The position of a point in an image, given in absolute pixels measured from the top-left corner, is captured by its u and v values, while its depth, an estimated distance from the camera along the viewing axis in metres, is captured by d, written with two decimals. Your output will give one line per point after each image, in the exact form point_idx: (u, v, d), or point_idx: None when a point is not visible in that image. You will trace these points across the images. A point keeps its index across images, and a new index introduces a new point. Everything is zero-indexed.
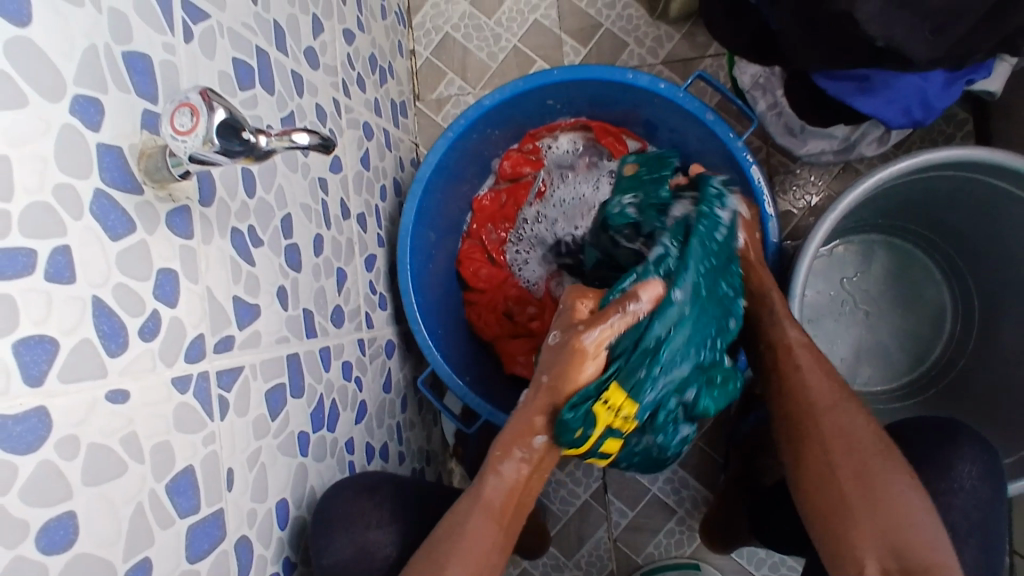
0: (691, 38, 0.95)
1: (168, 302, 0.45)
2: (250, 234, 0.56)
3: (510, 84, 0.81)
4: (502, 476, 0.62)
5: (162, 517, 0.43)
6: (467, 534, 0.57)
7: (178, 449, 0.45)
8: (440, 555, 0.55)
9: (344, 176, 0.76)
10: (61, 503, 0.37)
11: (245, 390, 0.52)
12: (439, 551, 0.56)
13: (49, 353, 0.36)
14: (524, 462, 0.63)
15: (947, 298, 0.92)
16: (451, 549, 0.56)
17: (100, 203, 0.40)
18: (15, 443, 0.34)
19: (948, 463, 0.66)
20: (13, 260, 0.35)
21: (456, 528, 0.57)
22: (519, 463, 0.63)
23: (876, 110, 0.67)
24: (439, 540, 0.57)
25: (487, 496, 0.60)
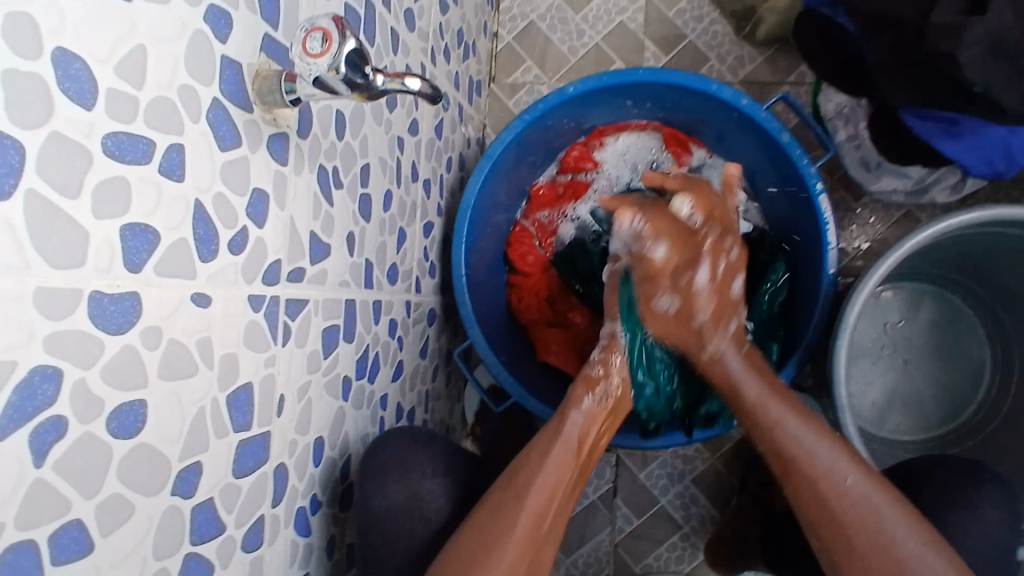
0: (773, 63, 0.95)
1: (258, 223, 0.46)
2: (334, 175, 0.57)
3: (595, 77, 0.82)
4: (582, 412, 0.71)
5: (220, 427, 0.44)
6: (542, 479, 0.65)
7: (243, 365, 0.45)
8: (513, 498, 0.63)
9: (418, 140, 0.77)
10: (135, 390, 0.37)
11: (306, 323, 0.53)
12: (509, 497, 0.64)
13: (150, 244, 0.37)
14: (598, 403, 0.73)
15: (988, 357, 0.91)
16: (522, 493, 0.64)
17: (215, 112, 0.41)
18: (108, 323, 0.34)
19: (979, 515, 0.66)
20: (135, 147, 0.36)
21: (527, 473, 0.66)
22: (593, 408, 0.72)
23: (957, 155, 0.67)
24: (509, 485, 0.65)
25: (567, 431, 0.69)
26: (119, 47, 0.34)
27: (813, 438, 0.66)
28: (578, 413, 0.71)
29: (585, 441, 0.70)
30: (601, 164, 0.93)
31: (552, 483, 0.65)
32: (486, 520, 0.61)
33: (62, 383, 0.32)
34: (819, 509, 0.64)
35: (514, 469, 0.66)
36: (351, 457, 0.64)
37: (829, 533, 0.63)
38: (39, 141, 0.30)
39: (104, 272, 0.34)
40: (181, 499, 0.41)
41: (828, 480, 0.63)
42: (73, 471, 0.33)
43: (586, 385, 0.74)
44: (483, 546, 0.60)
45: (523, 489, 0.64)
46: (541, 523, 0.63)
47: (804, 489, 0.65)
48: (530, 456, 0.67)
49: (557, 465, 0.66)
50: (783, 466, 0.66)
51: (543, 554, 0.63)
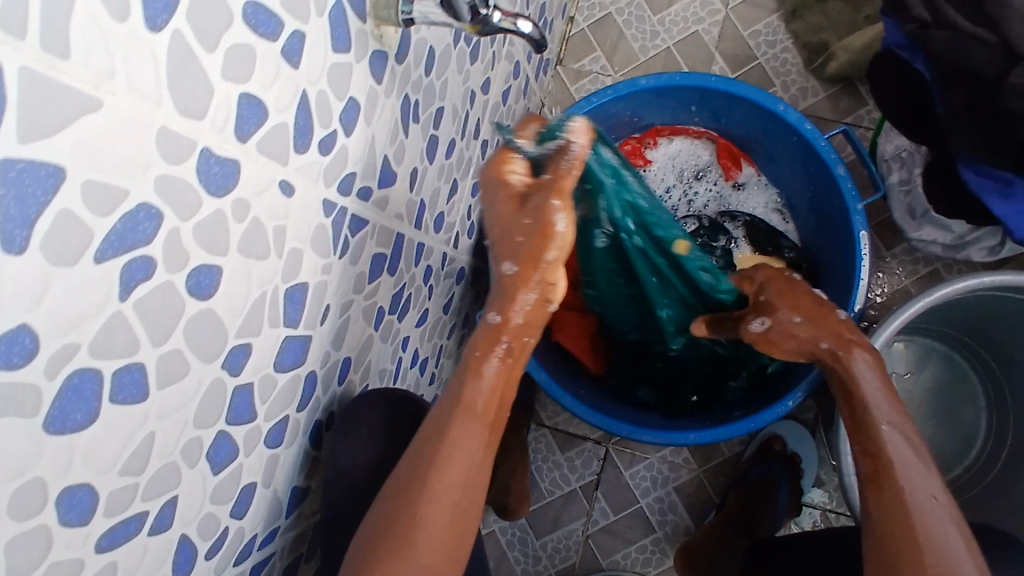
0: (834, 100, 0.97)
1: (346, 130, 0.47)
2: (414, 108, 0.58)
3: (666, 75, 0.83)
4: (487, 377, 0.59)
5: (274, 318, 0.44)
6: (451, 458, 0.57)
7: (305, 263, 0.46)
8: (421, 485, 0.56)
9: (487, 100, 0.78)
10: (216, 255, 0.37)
11: (362, 243, 0.54)
12: (419, 481, 0.56)
13: (259, 117, 0.38)
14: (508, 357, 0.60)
15: (983, 426, 0.94)
16: (434, 475, 0.56)
17: (336, 12, 0.42)
18: (210, 183, 0.35)
19: None
20: (267, 22, 0.36)
21: (440, 448, 0.57)
22: (501, 361, 0.60)
23: (1007, 217, 0.69)
24: (421, 457, 0.57)
25: (469, 400, 0.59)
26: None
27: (916, 459, 0.60)
28: (472, 385, 0.59)
29: (489, 401, 0.59)
30: (651, 162, 0.95)
31: (468, 457, 0.58)
32: (401, 500, 0.56)
33: (161, 227, 0.33)
34: (896, 522, 0.57)
35: (419, 449, 0.58)
36: (367, 387, 0.65)
37: (890, 537, 0.57)
38: None
39: (218, 132, 0.35)
40: (227, 374, 0.42)
41: (911, 491, 0.58)
42: (149, 314, 0.34)
43: (483, 344, 0.59)
44: (395, 527, 0.55)
45: (427, 474, 0.56)
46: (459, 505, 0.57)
47: (894, 479, 0.59)
48: (431, 436, 0.58)
49: (459, 445, 0.57)
50: (873, 470, 0.61)
51: (462, 520, 0.58)
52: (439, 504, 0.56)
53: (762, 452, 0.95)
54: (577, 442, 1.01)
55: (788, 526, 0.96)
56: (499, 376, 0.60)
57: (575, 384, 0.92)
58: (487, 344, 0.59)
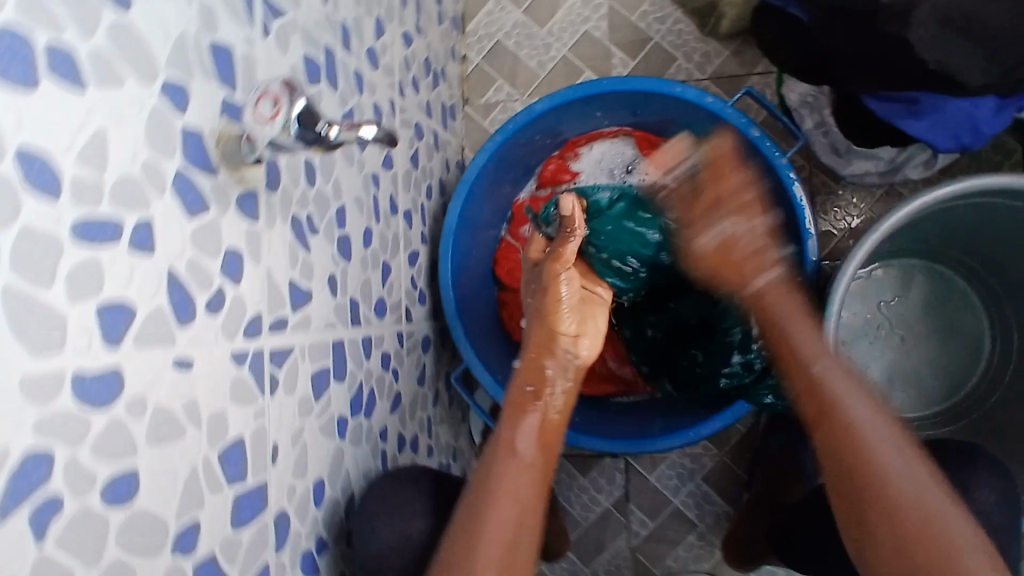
0: (739, 55, 0.96)
1: (233, 280, 0.47)
2: (308, 222, 0.58)
3: (561, 93, 0.84)
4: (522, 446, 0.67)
5: (213, 483, 0.45)
6: (495, 507, 0.61)
7: (232, 419, 0.47)
8: (469, 541, 0.59)
9: (395, 174, 0.78)
10: (125, 460, 0.38)
11: (293, 371, 0.55)
12: (466, 539, 0.59)
13: (127, 318, 0.38)
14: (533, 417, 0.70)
15: (986, 328, 0.91)
16: (479, 527, 0.60)
17: (181, 181, 0.43)
18: (93, 399, 0.36)
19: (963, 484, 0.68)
20: (104, 228, 0.37)
21: (484, 501, 0.62)
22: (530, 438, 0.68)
23: (924, 134, 0.68)
24: (468, 513, 0.61)
25: (514, 459, 0.65)
26: (82, 134, 0.36)
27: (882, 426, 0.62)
28: (506, 454, 0.66)
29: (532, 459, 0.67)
30: (578, 174, 0.94)
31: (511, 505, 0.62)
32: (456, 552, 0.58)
33: (54, 464, 0.34)
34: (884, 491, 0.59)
35: (472, 496, 0.62)
36: (355, 493, 0.65)
37: (864, 504, 0.59)
38: (11, 236, 0.32)
39: (84, 352, 0.35)
40: (182, 557, 0.42)
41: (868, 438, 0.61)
42: (74, 544, 0.35)
43: (512, 417, 0.70)
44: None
45: (477, 528, 0.59)
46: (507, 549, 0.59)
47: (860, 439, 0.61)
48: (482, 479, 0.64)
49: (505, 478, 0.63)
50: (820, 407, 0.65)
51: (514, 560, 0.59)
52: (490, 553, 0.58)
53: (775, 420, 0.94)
54: (596, 461, 1.00)
55: None
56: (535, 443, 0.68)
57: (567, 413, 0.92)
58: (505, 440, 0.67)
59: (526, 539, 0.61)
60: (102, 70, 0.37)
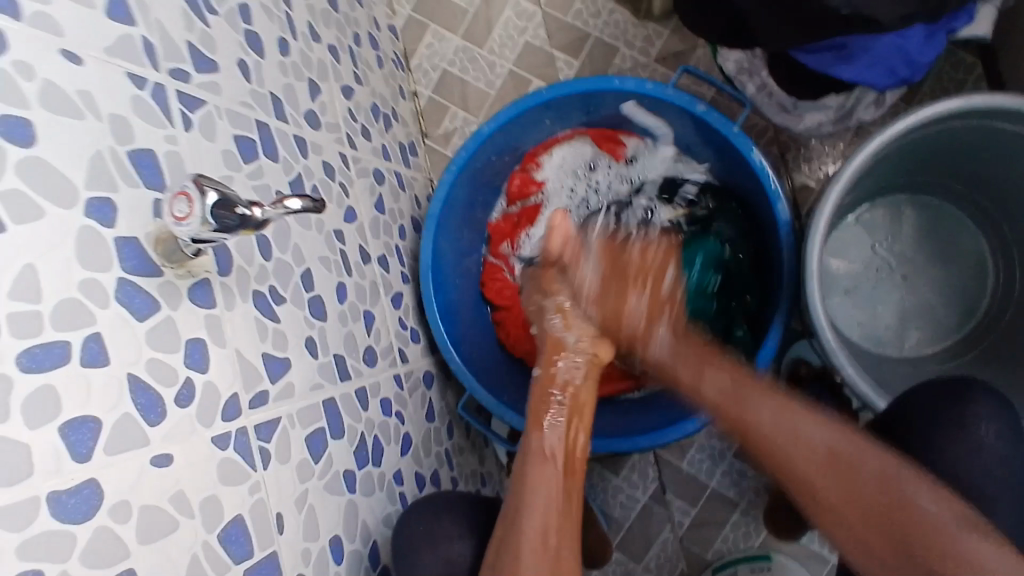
0: (679, 32, 0.96)
1: (199, 368, 0.49)
2: (272, 294, 0.60)
3: (503, 110, 0.85)
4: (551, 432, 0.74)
5: (217, 565, 0.47)
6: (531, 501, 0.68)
7: (226, 501, 0.49)
8: (509, 542, 0.65)
9: (360, 224, 0.80)
10: (117, 563, 0.41)
11: (284, 439, 0.56)
12: (507, 541, 0.66)
13: (93, 430, 0.40)
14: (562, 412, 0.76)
15: (986, 247, 0.89)
16: (517, 528, 0.66)
17: (124, 290, 0.45)
18: (72, 514, 0.39)
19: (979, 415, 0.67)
20: (51, 353, 0.39)
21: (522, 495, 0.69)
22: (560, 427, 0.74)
23: (859, 77, 0.66)
24: (508, 515, 0.68)
25: (537, 445, 0.73)
26: (11, 274, 0.38)
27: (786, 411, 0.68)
28: (538, 443, 0.73)
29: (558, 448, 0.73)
30: (544, 183, 0.95)
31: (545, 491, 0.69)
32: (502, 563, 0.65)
33: None
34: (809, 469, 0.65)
35: (509, 507, 0.69)
36: (377, 541, 0.67)
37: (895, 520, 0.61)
38: None
39: (54, 473, 0.38)
40: None
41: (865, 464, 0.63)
42: None
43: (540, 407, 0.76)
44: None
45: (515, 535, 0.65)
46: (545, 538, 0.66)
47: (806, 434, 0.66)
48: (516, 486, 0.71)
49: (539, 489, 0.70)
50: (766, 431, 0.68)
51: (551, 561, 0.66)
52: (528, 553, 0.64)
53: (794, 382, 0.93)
54: (625, 458, 1.00)
55: None
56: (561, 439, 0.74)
57: None
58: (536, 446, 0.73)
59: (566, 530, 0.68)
60: (18, 208, 0.39)
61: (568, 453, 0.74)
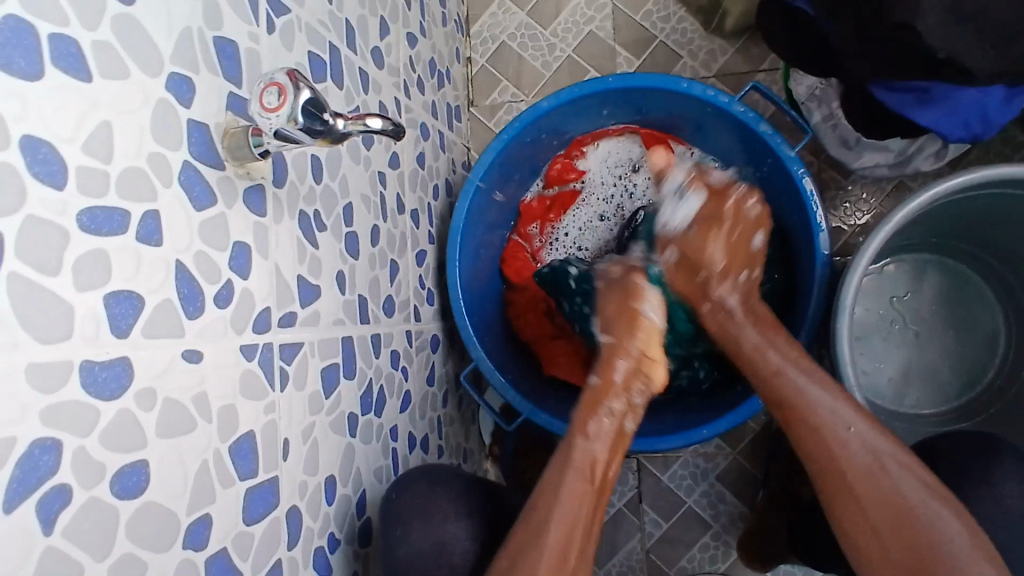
0: (745, 52, 0.96)
1: (241, 274, 0.48)
2: (316, 219, 0.58)
3: (567, 90, 0.84)
4: (590, 438, 0.67)
5: (224, 477, 0.45)
6: (564, 500, 0.62)
7: (242, 414, 0.47)
8: (537, 522, 0.60)
9: (402, 173, 0.78)
10: (135, 451, 0.38)
11: (303, 366, 0.55)
12: (534, 521, 0.60)
13: (135, 308, 0.38)
14: (608, 419, 0.68)
15: (1001, 321, 0.90)
16: (547, 515, 0.60)
17: (187, 174, 0.43)
18: (100, 389, 0.36)
19: (988, 474, 0.67)
20: (110, 219, 0.37)
21: (551, 493, 0.62)
22: (607, 419, 0.68)
23: (934, 124, 0.68)
24: (533, 509, 0.61)
25: (579, 452, 0.65)
26: (85, 126, 0.36)
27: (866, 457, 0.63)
28: (582, 440, 0.66)
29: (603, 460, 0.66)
30: (585, 173, 0.96)
31: (573, 507, 0.62)
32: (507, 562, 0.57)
33: (63, 452, 0.33)
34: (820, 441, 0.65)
35: (531, 509, 0.61)
36: (366, 491, 0.65)
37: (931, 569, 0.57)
38: (17, 225, 0.32)
39: (92, 341, 0.35)
40: (193, 551, 0.42)
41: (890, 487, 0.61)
42: (82, 535, 0.34)
43: (588, 406, 0.69)
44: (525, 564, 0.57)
45: (541, 524, 0.60)
46: (570, 539, 0.60)
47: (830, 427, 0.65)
48: (546, 493, 0.62)
49: (571, 497, 0.62)
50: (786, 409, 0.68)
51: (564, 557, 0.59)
52: (553, 534, 0.59)
53: None
54: None
55: None
56: (608, 443, 0.67)
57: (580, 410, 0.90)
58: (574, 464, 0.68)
59: (585, 551, 0.61)
60: (104, 59, 0.37)
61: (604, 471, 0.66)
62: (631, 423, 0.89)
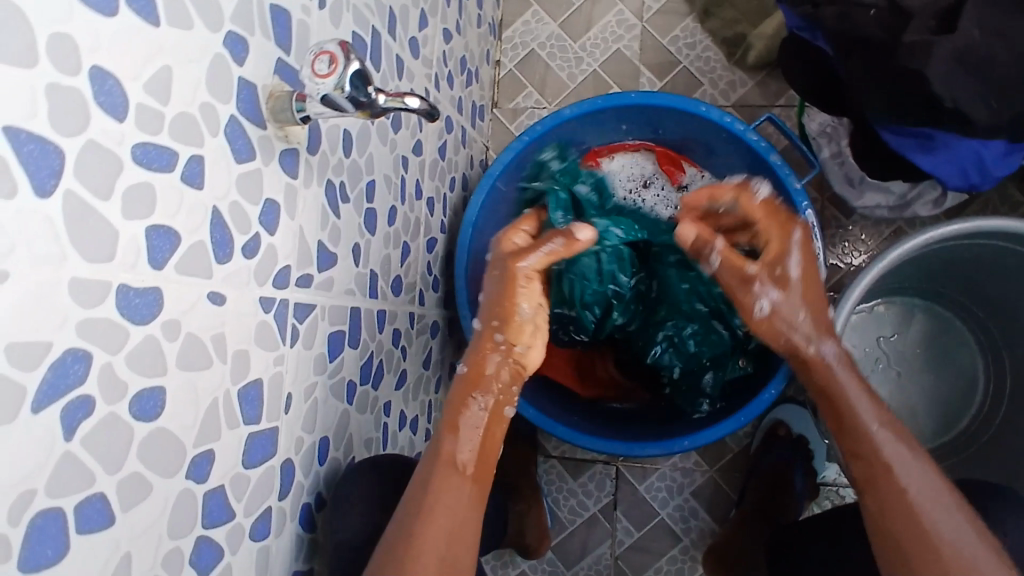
0: (763, 87, 0.99)
1: (269, 229, 0.50)
2: (341, 189, 0.61)
3: (590, 100, 0.87)
4: (466, 433, 0.62)
5: (231, 419, 0.47)
6: (440, 499, 0.58)
7: (253, 361, 0.49)
8: (411, 519, 0.57)
9: (423, 160, 0.81)
10: (155, 378, 0.40)
11: (313, 327, 0.57)
12: (409, 518, 0.57)
13: (171, 244, 0.40)
14: (484, 405, 0.64)
15: (981, 369, 0.93)
16: (423, 511, 0.57)
17: (232, 127, 0.45)
18: (133, 313, 0.38)
19: None
20: (160, 156, 0.39)
21: (425, 489, 0.59)
22: (478, 413, 0.63)
23: (933, 169, 0.71)
24: (409, 506, 0.58)
25: (448, 449, 0.61)
26: (149, 67, 0.38)
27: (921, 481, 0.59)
28: (452, 435, 0.62)
29: (472, 456, 0.61)
30: None
31: (450, 503, 0.58)
32: (414, 492, 0.59)
33: (92, 365, 0.35)
34: (893, 512, 0.58)
35: (404, 510, 0.58)
36: (355, 459, 0.67)
37: None
38: (78, 147, 0.34)
39: (130, 268, 0.37)
40: (194, 483, 0.44)
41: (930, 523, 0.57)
42: (99, 447, 0.36)
43: (461, 398, 0.64)
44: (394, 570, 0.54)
45: (414, 529, 0.56)
46: (445, 548, 0.56)
47: (890, 480, 0.59)
48: (414, 493, 0.59)
49: (443, 494, 0.58)
50: (863, 470, 0.61)
51: (451, 493, 0.59)
52: (428, 539, 0.56)
53: (768, 440, 0.96)
54: (588, 466, 1.02)
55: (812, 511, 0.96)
56: (480, 439, 0.62)
57: (567, 411, 0.92)
58: (460, 400, 0.64)
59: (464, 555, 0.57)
60: (172, 8, 0.39)
61: (481, 463, 0.62)
62: (610, 428, 0.90)
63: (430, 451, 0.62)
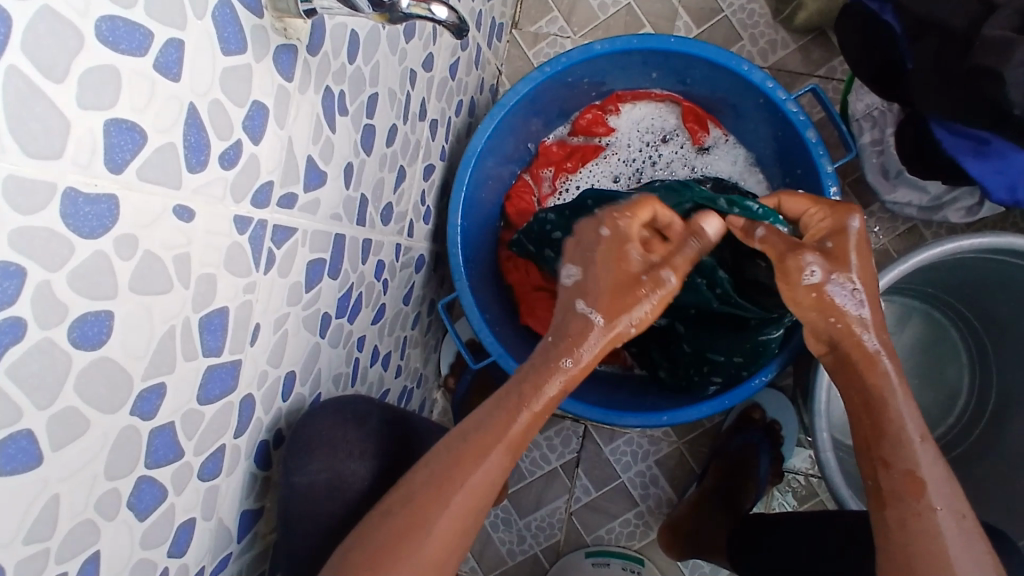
0: (806, 52, 0.92)
1: (253, 138, 0.43)
2: (340, 99, 0.53)
3: (625, 38, 0.79)
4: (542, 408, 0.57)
5: (189, 349, 0.41)
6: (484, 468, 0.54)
7: (221, 287, 0.43)
8: (438, 483, 0.54)
9: (432, 77, 0.73)
10: (103, 300, 0.34)
11: (291, 253, 0.51)
12: (438, 480, 0.54)
13: (135, 145, 0.34)
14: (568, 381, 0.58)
15: (966, 383, 0.92)
16: (449, 476, 0.54)
17: (222, 11, 0.37)
18: (81, 225, 0.31)
19: None
20: (132, 36, 0.32)
21: (461, 454, 0.55)
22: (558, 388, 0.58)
23: (980, 176, 0.66)
24: (433, 465, 0.55)
25: (517, 427, 0.56)
26: None
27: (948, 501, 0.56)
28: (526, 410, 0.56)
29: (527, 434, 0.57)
30: (614, 130, 0.92)
31: (490, 476, 0.55)
32: (443, 449, 0.55)
33: (25, 283, 0.29)
34: (918, 537, 0.54)
35: (433, 471, 0.54)
36: (321, 395, 0.62)
37: None
38: (30, 11, 0.27)
39: (82, 170, 0.31)
40: (140, 420, 0.39)
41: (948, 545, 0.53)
42: (30, 378, 0.31)
43: (545, 367, 0.58)
44: (411, 539, 0.52)
45: (443, 495, 0.53)
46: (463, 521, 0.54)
47: (920, 501, 0.56)
48: (455, 459, 0.55)
49: (489, 471, 0.54)
50: (892, 486, 0.57)
51: (493, 471, 0.54)
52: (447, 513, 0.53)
53: (742, 421, 0.95)
54: (555, 421, 0.99)
55: (771, 495, 0.96)
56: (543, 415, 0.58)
57: None
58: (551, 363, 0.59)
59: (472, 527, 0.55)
60: None
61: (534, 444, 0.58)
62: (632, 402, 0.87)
63: (484, 415, 0.57)
